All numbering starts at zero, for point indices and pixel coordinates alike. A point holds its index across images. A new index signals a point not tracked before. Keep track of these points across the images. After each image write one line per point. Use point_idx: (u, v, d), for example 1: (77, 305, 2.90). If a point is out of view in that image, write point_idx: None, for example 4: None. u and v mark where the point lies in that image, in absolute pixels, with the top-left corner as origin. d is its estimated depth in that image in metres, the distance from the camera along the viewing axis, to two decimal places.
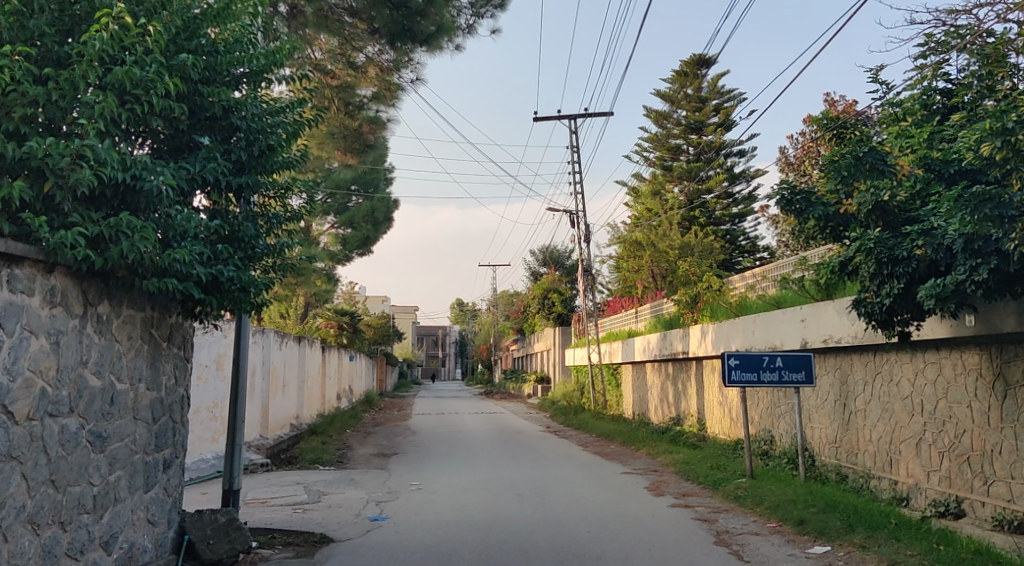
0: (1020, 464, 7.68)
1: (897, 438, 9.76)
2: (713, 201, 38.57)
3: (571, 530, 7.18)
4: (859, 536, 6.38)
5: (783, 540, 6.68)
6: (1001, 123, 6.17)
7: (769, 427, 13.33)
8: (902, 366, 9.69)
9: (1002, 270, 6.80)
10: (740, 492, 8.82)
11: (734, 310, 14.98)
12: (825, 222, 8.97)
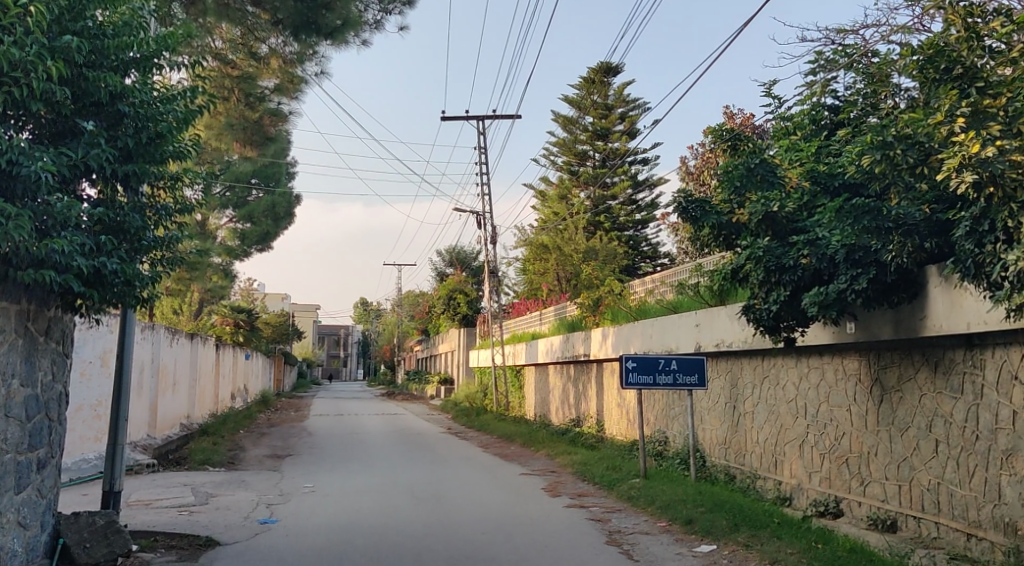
0: (894, 466, 8.06)
1: (783, 440, 10.13)
2: (617, 207, 39.45)
3: (465, 532, 7.16)
4: (743, 535, 6.56)
5: (671, 540, 6.82)
6: (881, 137, 6.28)
7: (664, 429, 13.68)
8: (788, 370, 10.09)
9: (880, 280, 7.21)
10: (633, 492, 8.98)
11: (633, 313, 15.34)
12: (718, 231, 9.11)
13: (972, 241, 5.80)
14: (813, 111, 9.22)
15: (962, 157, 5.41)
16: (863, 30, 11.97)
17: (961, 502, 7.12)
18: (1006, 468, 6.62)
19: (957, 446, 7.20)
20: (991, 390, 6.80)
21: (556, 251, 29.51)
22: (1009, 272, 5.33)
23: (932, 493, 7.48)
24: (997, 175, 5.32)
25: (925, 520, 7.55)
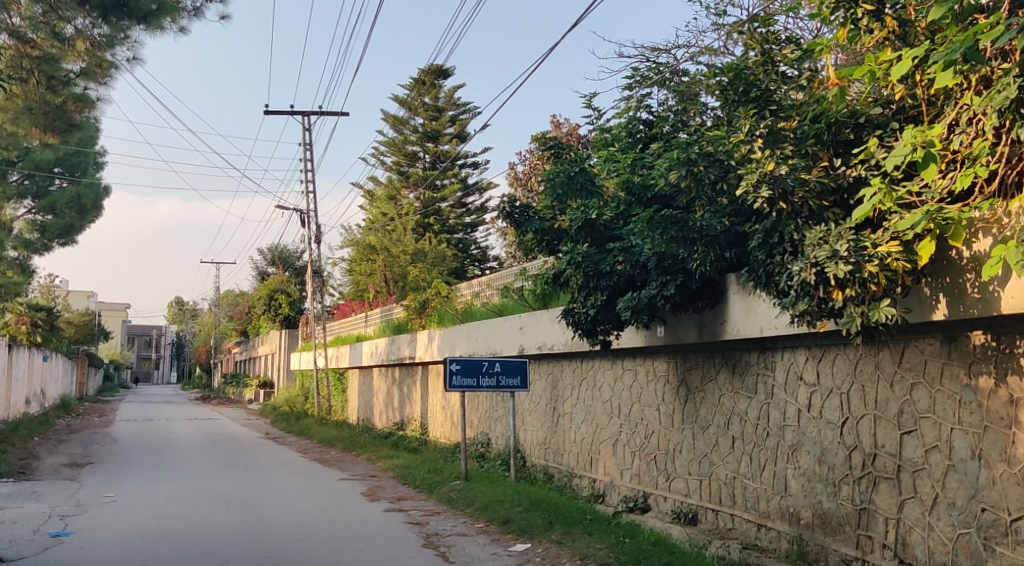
0: (696, 462, 8.55)
1: (598, 440, 10.56)
2: (447, 209, 39.85)
3: (278, 539, 7.00)
4: (557, 533, 6.76)
5: (488, 540, 6.93)
6: (686, 154, 6.64)
7: (486, 431, 13.98)
8: (603, 372, 10.53)
9: (686, 287, 7.65)
10: (453, 494, 9.06)
11: (459, 317, 15.62)
12: (541, 236, 9.39)
13: (764, 251, 6.21)
14: (630, 125, 9.70)
15: (759, 173, 5.78)
16: (674, 50, 12.70)
17: (753, 494, 7.65)
18: (791, 462, 7.19)
19: (750, 442, 7.74)
20: (780, 390, 7.37)
21: (384, 253, 30.61)
22: (794, 282, 5.77)
23: (729, 487, 8.00)
24: (787, 193, 5.72)
25: (722, 512, 8.08)
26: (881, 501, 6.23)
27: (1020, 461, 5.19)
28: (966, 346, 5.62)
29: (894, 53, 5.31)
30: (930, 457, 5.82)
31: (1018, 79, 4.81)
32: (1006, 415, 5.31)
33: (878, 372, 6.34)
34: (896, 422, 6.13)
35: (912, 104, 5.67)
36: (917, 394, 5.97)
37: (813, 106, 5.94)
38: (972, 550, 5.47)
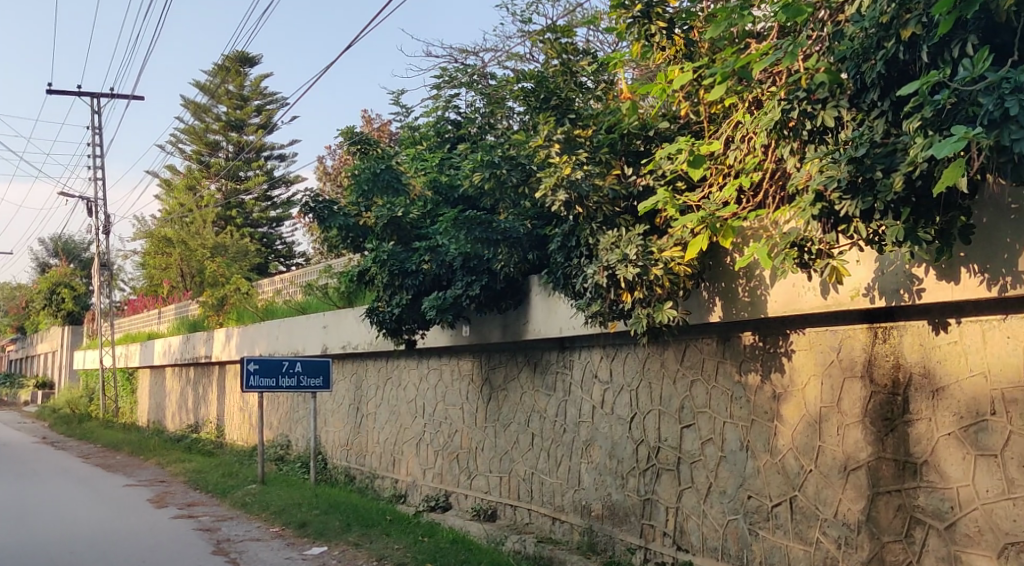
0: (497, 460, 8.83)
1: (401, 439, 10.73)
2: (251, 203, 39.05)
3: (50, 552, 6.49)
4: (354, 535, 6.73)
5: (282, 544, 6.77)
6: (490, 157, 6.88)
7: (286, 433, 13.93)
8: (408, 372, 10.73)
9: (491, 287, 8.03)
10: (247, 499, 8.81)
11: (259, 315, 15.89)
12: (346, 233, 9.35)
13: (563, 254, 6.48)
14: (439, 125, 10.03)
15: (557, 177, 5.98)
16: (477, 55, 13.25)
17: (550, 489, 8.01)
18: (584, 456, 7.60)
19: (548, 440, 8.10)
20: (576, 388, 7.77)
21: (180, 246, 29.43)
22: (589, 284, 5.99)
23: (527, 483, 8.31)
24: (582, 197, 5.96)
25: (521, 508, 8.35)
26: (662, 492, 6.81)
27: (780, 451, 5.94)
28: (738, 344, 6.34)
29: (680, 70, 5.71)
30: (705, 448, 6.47)
31: (781, 101, 5.29)
32: (769, 409, 6.05)
33: (663, 369, 6.92)
34: (677, 417, 6.73)
35: (695, 120, 6.02)
36: (696, 390, 6.61)
37: (608, 116, 6.30)
38: (739, 535, 6.16)
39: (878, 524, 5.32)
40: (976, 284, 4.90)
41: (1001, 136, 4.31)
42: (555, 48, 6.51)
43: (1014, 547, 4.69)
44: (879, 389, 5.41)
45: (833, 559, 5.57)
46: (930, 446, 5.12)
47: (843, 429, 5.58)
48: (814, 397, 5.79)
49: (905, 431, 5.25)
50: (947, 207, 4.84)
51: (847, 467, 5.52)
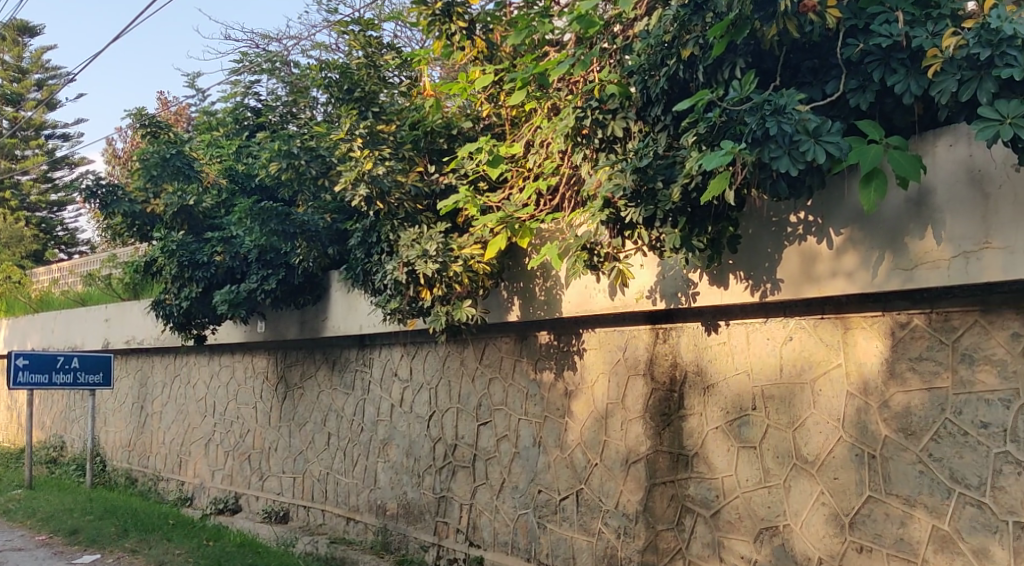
0: (291, 460, 9.11)
1: (189, 439, 10.97)
2: (26, 183, 35.76)
3: None
4: (131, 541, 6.82)
5: (48, 554, 6.66)
6: (288, 146, 7.23)
7: (61, 433, 13.56)
8: (198, 370, 10.98)
9: (288, 282, 8.34)
10: (11, 505, 8.49)
11: (34, 306, 15.40)
12: (131, 220, 9.87)
13: (363, 250, 6.64)
14: (237, 111, 9.84)
15: (358, 171, 5.91)
16: (280, 42, 13.20)
17: (344, 489, 8.37)
18: (382, 455, 8.01)
19: (344, 439, 8.45)
20: (376, 386, 8.15)
21: None
22: (388, 281, 5.94)
23: (321, 483, 8.65)
24: (383, 193, 5.99)
25: (313, 508, 8.69)
26: (458, 489, 7.24)
27: (569, 446, 6.42)
28: (535, 343, 6.81)
29: (480, 73, 5.97)
30: (500, 445, 6.93)
31: (577, 109, 5.51)
32: (561, 406, 6.52)
33: (462, 366, 7.38)
34: (475, 415, 7.17)
35: (498, 122, 6.36)
36: (494, 387, 7.06)
37: (413, 113, 6.48)
38: (528, 528, 6.62)
39: (653, 514, 5.84)
40: (741, 290, 5.45)
41: (762, 154, 4.61)
42: (358, 40, 6.70)
43: (767, 531, 5.30)
44: (658, 386, 5.95)
45: (612, 550, 6.04)
46: (700, 439, 5.68)
47: (626, 423, 6.09)
48: (601, 393, 6.28)
49: (678, 425, 5.80)
50: (718, 218, 5.18)
51: (629, 459, 6.03)
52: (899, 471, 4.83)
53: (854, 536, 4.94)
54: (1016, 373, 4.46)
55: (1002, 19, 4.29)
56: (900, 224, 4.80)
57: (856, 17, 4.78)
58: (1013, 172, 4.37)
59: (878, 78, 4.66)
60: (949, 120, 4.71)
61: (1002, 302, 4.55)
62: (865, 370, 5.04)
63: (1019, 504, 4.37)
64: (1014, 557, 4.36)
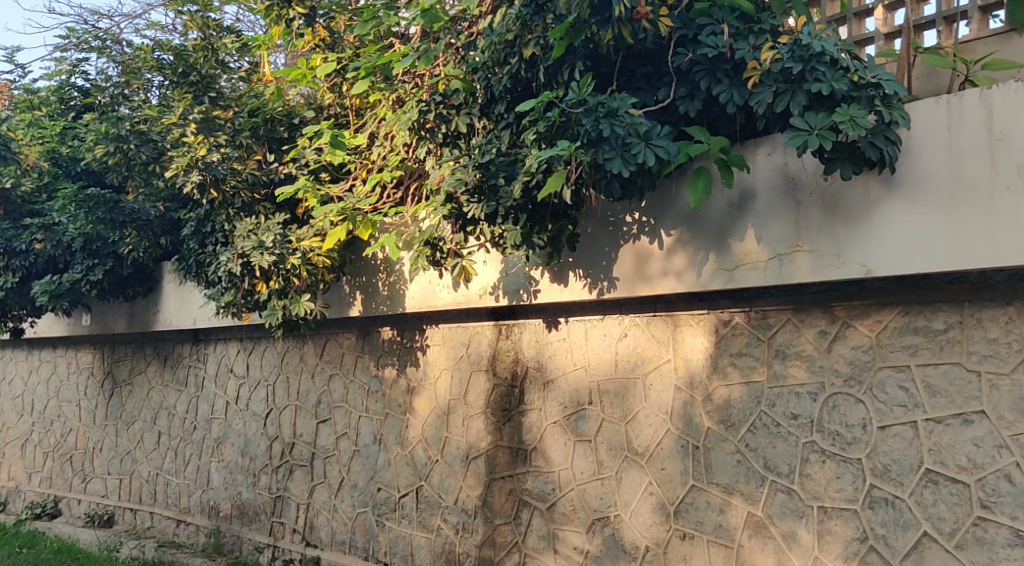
0: (118, 461, 9.76)
1: (4, 440, 11.77)
2: None
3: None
4: None
5: None
6: (116, 129, 7.77)
7: None
8: (15, 366, 11.78)
9: (117, 271, 8.91)
10: None
11: None
12: None
13: (197, 240, 7.11)
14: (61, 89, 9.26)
15: (191, 157, 6.35)
16: (111, 20, 12.78)
17: (175, 491, 8.89)
18: (215, 454, 8.44)
19: (176, 439, 8.98)
20: (210, 383, 8.65)
21: None
22: (222, 273, 6.23)
23: (151, 484, 9.23)
24: (218, 180, 6.40)
25: (142, 510, 9.29)
26: (294, 488, 7.55)
27: (410, 442, 6.67)
28: (377, 339, 7.01)
29: (320, 60, 6.15)
30: (339, 443, 7.20)
31: (421, 103, 5.51)
32: (402, 402, 6.77)
33: (302, 362, 7.69)
34: (314, 412, 7.46)
35: (340, 110, 6.46)
36: (334, 384, 7.33)
37: (251, 99, 6.87)
38: (367, 526, 6.87)
39: (492, 508, 6.07)
40: (580, 287, 5.60)
41: (596, 155, 4.70)
42: (194, 22, 7.11)
43: (599, 522, 5.54)
44: (500, 382, 6.16)
45: (451, 544, 6.29)
46: (538, 434, 5.90)
47: (468, 419, 6.31)
48: (443, 389, 6.51)
49: (519, 420, 6.02)
50: (558, 216, 5.22)
51: (470, 455, 6.26)
52: (719, 460, 5.14)
53: (678, 524, 5.22)
54: (822, 368, 4.86)
55: (811, 36, 4.54)
56: (722, 226, 5.05)
57: (686, 27, 4.88)
58: (822, 181, 4.70)
59: (704, 87, 4.81)
60: (766, 130, 4.95)
61: (811, 302, 4.94)
62: (691, 366, 5.32)
63: (822, 490, 4.78)
64: (817, 540, 4.76)
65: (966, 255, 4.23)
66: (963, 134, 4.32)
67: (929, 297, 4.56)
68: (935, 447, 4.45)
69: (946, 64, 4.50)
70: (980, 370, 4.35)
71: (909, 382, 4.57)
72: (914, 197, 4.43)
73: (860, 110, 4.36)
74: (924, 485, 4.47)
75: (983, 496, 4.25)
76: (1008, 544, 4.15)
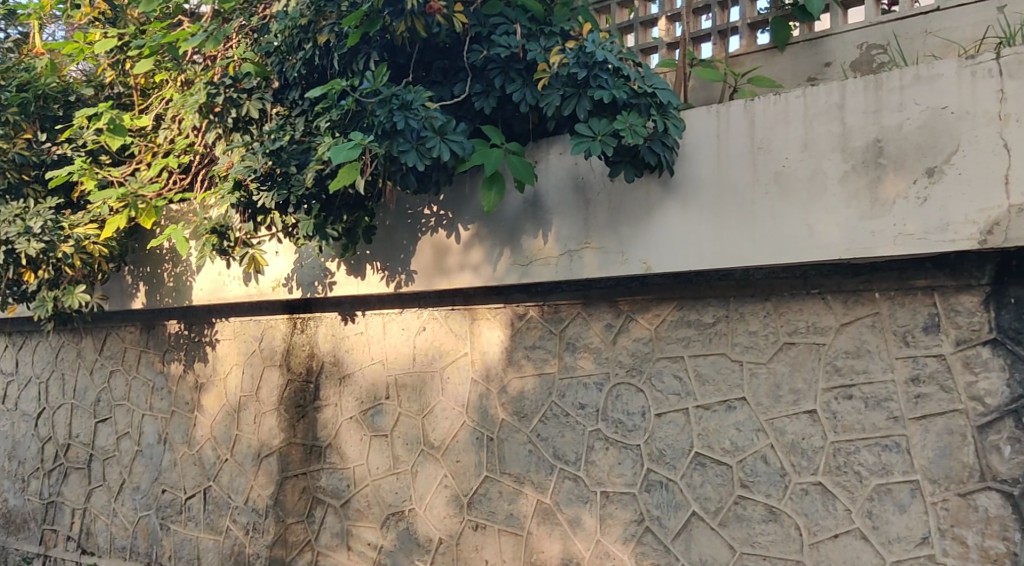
0: None
1: None
2: None
3: None
4: None
5: None
6: None
7: None
8: None
9: None
10: None
11: None
12: None
13: None
14: None
15: None
16: None
17: None
18: None
19: None
20: None
21: None
22: None
23: None
24: None
25: None
26: (70, 491, 7.42)
27: (197, 442, 6.58)
28: (163, 333, 6.89)
29: (99, 36, 6.37)
30: (120, 443, 7.07)
31: (208, 86, 5.35)
32: (190, 399, 6.67)
33: (79, 359, 7.48)
34: (93, 411, 7.30)
35: (122, 92, 6.61)
36: (115, 380, 7.15)
37: (21, 72, 6.63)
38: (150, 530, 6.82)
39: (284, 508, 6.05)
40: (378, 280, 5.59)
41: (391, 147, 4.68)
42: None
43: (393, 516, 5.60)
44: (295, 377, 6.12)
45: (241, 545, 6.25)
46: (334, 430, 5.91)
47: (259, 416, 6.27)
48: (234, 385, 6.44)
49: (313, 416, 6.01)
50: (354, 208, 5.17)
51: (262, 453, 6.21)
52: (512, 450, 5.28)
53: (471, 515, 5.34)
54: (607, 359, 5.09)
55: (595, 44, 4.67)
56: (516, 224, 5.17)
57: (481, 25, 4.93)
58: (608, 182, 4.91)
59: (498, 85, 4.88)
60: (557, 130, 5.10)
61: (599, 296, 5.14)
62: (487, 359, 5.43)
63: (605, 475, 5.00)
64: (599, 523, 4.98)
65: (731, 253, 4.60)
66: (730, 142, 4.66)
67: (701, 293, 4.89)
68: (703, 432, 4.80)
69: (717, 78, 4.75)
70: (742, 360, 4.76)
71: (683, 371, 4.90)
72: (688, 199, 4.74)
73: (637, 119, 4.60)
74: (693, 468, 4.80)
75: (743, 476, 4.67)
76: (763, 520, 4.60)
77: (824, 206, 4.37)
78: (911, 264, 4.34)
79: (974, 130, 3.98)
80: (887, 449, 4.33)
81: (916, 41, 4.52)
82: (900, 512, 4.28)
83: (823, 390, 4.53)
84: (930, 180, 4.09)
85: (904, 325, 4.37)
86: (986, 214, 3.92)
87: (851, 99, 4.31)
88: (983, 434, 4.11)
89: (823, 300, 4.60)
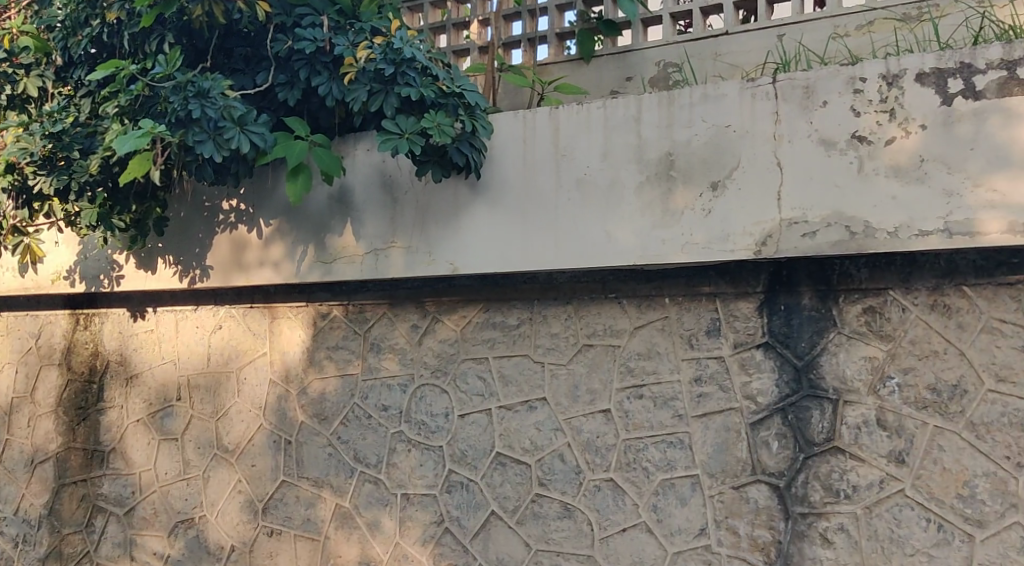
0: None
1: None
2: None
3: None
4: None
5: None
6: None
7: None
8: None
9: None
10: None
11: None
12: None
13: None
14: None
15: None
16: None
17: None
18: None
19: None
20: None
21: None
22: None
23: None
24: None
25: None
26: None
27: None
28: None
29: None
30: None
31: None
32: None
33: None
34: None
35: None
36: None
37: None
38: None
39: (59, 518, 5.92)
40: (170, 275, 5.45)
41: (185, 136, 4.48)
42: None
43: (181, 524, 5.51)
44: (76, 376, 6.01)
45: (10, 558, 6.13)
46: (118, 433, 5.80)
47: (33, 419, 6.14)
48: (7, 387, 6.32)
49: (95, 419, 5.90)
50: (143, 197, 5.06)
51: (35, 460, 6.08)
52: (310, 453, 5.22)
53: (266, 521, 5.27)
54: (412, 361, 5.09)
55: (404, 42, 4.65)
56: (323, 220, 5.06)
57: (286, 14, 4.82)
58: (416, 181, 4.89)
59: (303, 77, 4.76)
60: (363, 126, 5.03)
61: (405, 297, 5.12)
62: (287, 359, 5.36)
63: (406, 478, 5.00)
64: (398, 526, 4.98)
65: (534, 256, 4.68)
66: (535, 147, 4.73)
67: (506, 295, 4.96)
68: (504, 432, 4.87)
69: (524, 83, 4.81)
70: (544, 361, 4.86)
71: (487, 372, 4.94)
72: (494, 202, 4.77)
73: (446, 119, 4.58)
74: (493, 467, 4.86)
75: (541, 475, 4.77)
76: (558, 517, 4.72)
77: (621, 214, 4.54)
78: (698, 271, 4.61)
79: (752, 148, 4.29)
80: (671, 446, 4.57)
81: (707, 62, 4.78)
82: (681, 506, 4.52)
83: (617, 390, 4.71)
84: (714, 193, 4.35)
85: (689, 329, 4.63)
86: (761, 227, 4.23)
87: (646, 113, 4.52)
88: (755, 431, 4.44)
89: (620, 304, 4.77)
